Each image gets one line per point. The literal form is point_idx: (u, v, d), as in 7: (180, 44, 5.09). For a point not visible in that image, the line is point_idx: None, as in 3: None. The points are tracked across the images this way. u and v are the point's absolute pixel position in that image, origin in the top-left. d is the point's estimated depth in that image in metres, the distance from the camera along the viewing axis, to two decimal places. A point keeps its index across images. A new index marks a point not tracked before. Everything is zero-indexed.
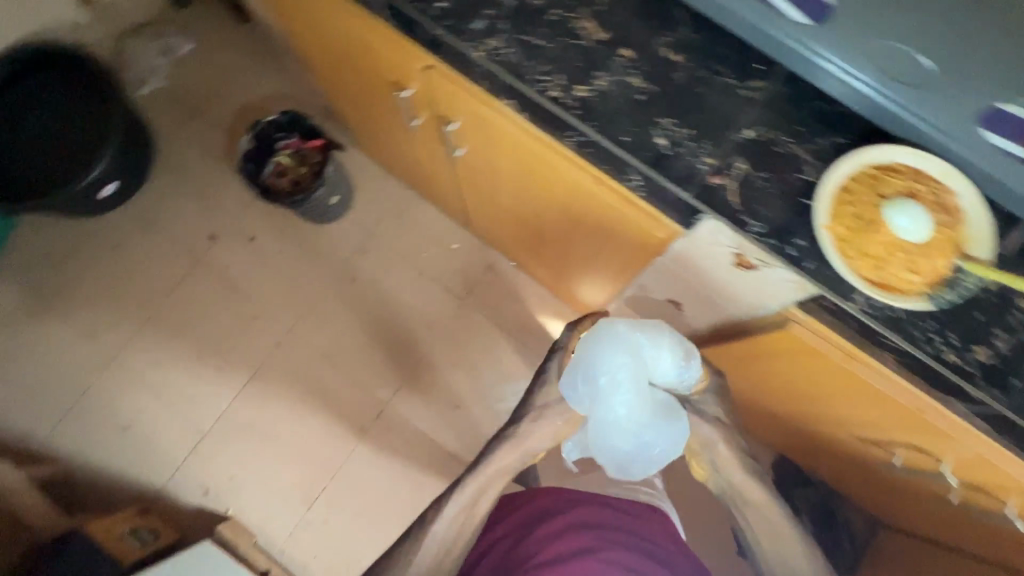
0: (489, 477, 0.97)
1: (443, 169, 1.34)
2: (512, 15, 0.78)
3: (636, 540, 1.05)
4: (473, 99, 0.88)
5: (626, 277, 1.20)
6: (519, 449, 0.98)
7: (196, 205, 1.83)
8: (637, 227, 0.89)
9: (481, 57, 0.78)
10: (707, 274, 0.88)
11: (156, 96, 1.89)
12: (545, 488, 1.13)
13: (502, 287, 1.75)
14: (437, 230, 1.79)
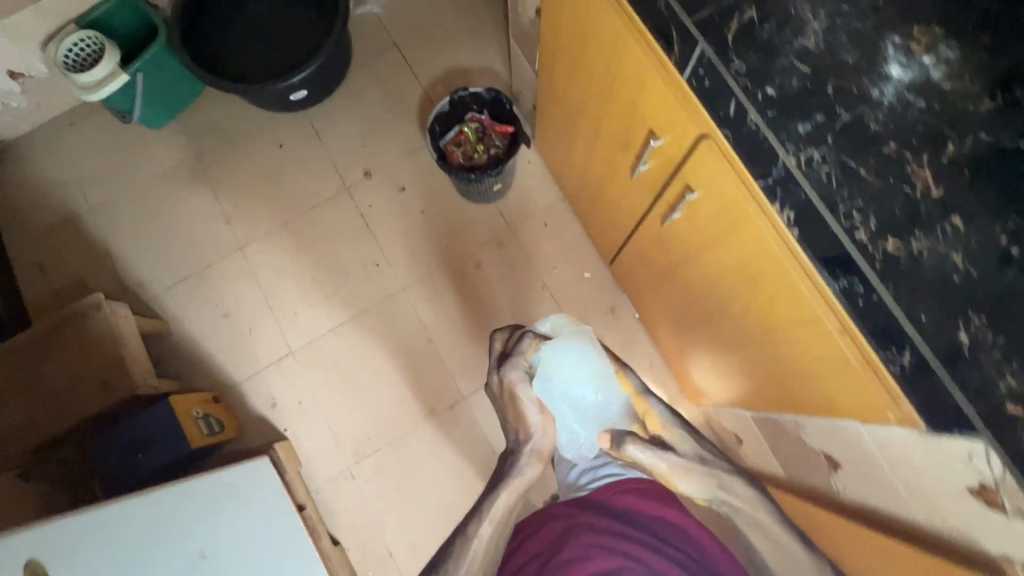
0: (509, 506, 1.00)
1: (630, 212, 1.28)
2: (843, 132, 0.69)
3: (668, 552, 0.94)
4: (742, 192, 0.81)
5: (778, 407, 1.10)
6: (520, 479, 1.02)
7: (362, 136, 1.85)
8: (863, 393, 0.78)
9: (791, 164, 0.70)
10: (915, 474, 0.78)
11: (366, 20, 1.92)
12: (552, 513, 1.05)
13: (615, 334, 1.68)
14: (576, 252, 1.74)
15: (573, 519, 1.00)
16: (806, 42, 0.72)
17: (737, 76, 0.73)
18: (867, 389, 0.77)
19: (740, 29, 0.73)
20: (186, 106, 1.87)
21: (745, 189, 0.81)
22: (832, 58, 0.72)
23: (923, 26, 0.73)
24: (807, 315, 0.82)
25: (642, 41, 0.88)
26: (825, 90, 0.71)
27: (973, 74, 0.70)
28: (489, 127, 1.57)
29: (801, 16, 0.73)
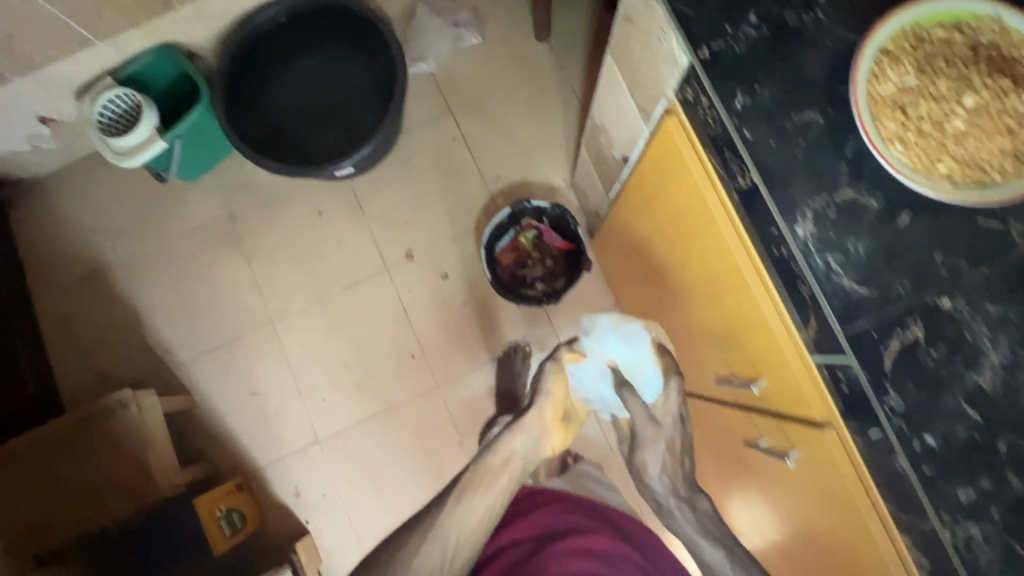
0: (501, 457, 1.13)
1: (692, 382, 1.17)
2: (1013, 507, 0.59)
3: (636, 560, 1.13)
4: (863, 501, 0.71)
5: None
6: (522, 441, 1.14)
7: (407, 211, 1.73)
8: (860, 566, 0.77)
9: (943, 536, 0.60)
10: None
11: (419, 80, 1.77)
12: (553, 500, 1.21)
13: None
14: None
15: (572, 514, 1.18)
16: (980, 381, 0.60)
17: (892, 414, 0.61)
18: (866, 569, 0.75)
19: (902, 353, 0.62)
20: (222, 160, 1.76)
21: (865, 498, 0.70)
22: (1011, 408, 0.60)
23: None
24: None
25: (765, 290, 0.75)
26: (998, 450, 0.59)
27: None
28: (548, 239, 1.45)
29: (977, 345, 0.61)
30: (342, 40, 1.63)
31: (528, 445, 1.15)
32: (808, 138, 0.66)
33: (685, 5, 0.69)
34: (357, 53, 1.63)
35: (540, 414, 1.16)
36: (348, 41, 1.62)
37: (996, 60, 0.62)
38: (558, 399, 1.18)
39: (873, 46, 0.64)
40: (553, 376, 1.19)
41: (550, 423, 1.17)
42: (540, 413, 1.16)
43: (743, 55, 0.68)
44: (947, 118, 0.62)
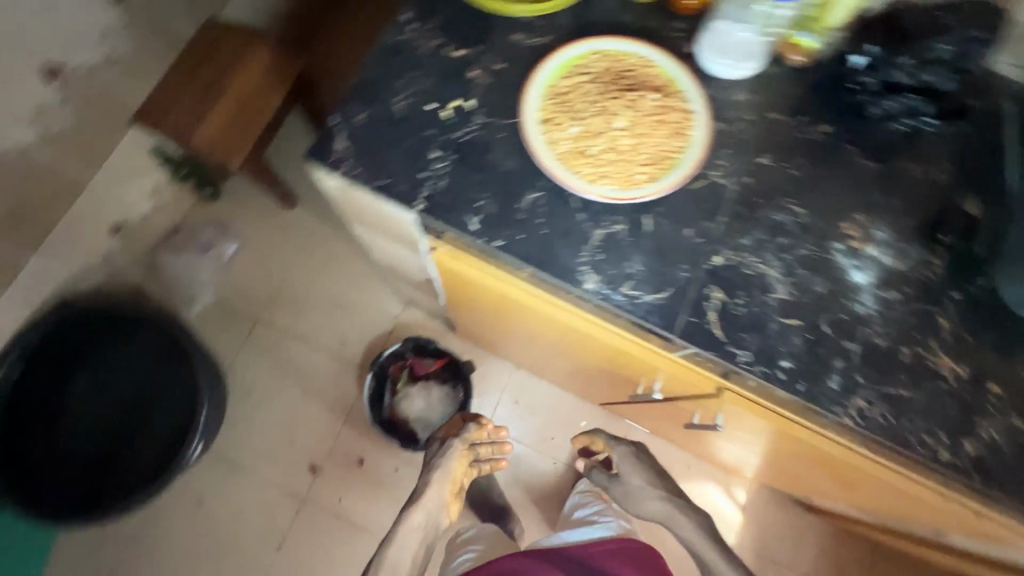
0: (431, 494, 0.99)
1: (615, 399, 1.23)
2: (865, 365, 0.70)
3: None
4: (786, 425, 0.75)
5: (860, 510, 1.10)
6: (445, 477, 1.02)
7: (284, 433, 1.60)
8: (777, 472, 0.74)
9: (848, 423, 0.69)
10: None
11: (209, 315, 1.65)
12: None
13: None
14: (565, 410, 1.61)
15: None
16: (780, 295, 0.72)
17: (752, 365, 0.70)
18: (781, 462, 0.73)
19: (721, 317, 0.71)
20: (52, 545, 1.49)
21: (801, 429, 0.74)
22: (809, 297, 0.72)
23: (848, 220, 0.76)
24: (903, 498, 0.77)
25: (598, 325, 0.77)
26: (824, 333, 0.71)
27: (910, 242, 0.75)
28: (423, 368, 1.41)
29: (758, 273, 0.73)
30: (109, 333, 1.43)
31: (430, 523, 0.98)
32: (542, 213, 0.73)
33: (378, 177, 0.74)
34: (131, 334, 1.43)
35: (441, 488, 1.00)
36: (114, 331, 1.43)
37: (614, 79, 0.76)
38: (457, 475, 1.03)
39: (532, 124, 0.74)
40: (457, 456, 1.05)
41: (449, 500, 1.01)
42: (441, 489, 1.00)
43: (451, 185, 0.74)
44: (615, 139, 0.73)
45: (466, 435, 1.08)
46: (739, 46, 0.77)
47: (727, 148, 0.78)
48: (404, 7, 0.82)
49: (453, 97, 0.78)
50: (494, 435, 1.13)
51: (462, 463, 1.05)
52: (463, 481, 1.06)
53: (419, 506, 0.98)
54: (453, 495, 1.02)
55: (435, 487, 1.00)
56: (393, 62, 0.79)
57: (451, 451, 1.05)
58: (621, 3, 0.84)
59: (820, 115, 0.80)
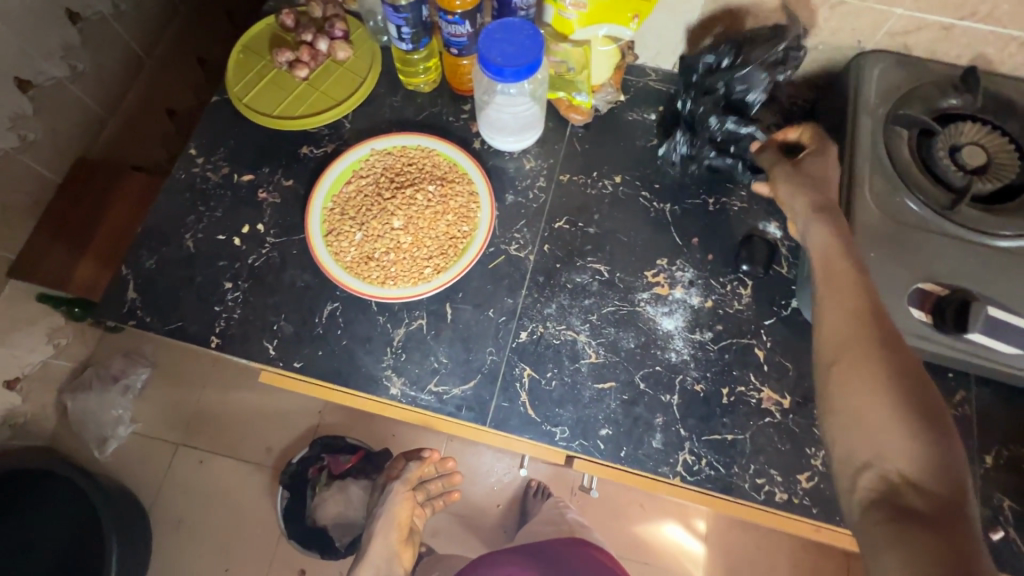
0: (380, 531, 0.95)
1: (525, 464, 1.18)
2: (686, 415, 0.68)
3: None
4: (632, 481, 0.73)
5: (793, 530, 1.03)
6: (392, 525, 0.96)
7: (219, 559, 1.51)
8: (845, 367, 0.52)
9: (677, 480, 0.66)
10: None
11: (131, 449, 1.59)
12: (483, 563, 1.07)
13: (597, 509, 1.44)
14: (507, 470, 1.48)
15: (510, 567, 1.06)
16: (591, 360, 0.71)
17: (570, 441, 0.67)
18: (859, 353, 0.52)
19: (532, 396, 0.69)
20: None
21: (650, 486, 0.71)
22: (620, 355, 0.71)
23: (652, 267, 0.76)
24: (780, 524, 0.74)
25: (427, 421, 0.73)
26: (641, 390, 0.69)
27: (717, 276, 0.75)
28: (339, 466, 1.36)
29: (566, 340, 0.72)
30: None
31: None
32: (341, 323, 0.72)
33: (170, 321, 0.74)
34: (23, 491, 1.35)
35: (388, 539, 0.95)
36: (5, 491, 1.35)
37: (392, 178, 0.77)
38: (404, 520, 0.96)
39: (316, 238, 0.74)
40: (400, 499, 0.97)
41: (399, 548, 0.96)
42: (388, 539, 0.95)
43: (246, 314, 0.74)
44: (398, 240, 0.74)
45: (408, 474, 0.99)
46: (513, 120, 0.78)
47: (522, 221, 0.78)
48: (191, 143, 0.84)
49: (244, 222, 0.78)
50: (441, 467, 1.05)
51: (410, 504, 0.97)
52: (416, 523, 1.01)
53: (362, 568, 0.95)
54: (402, 547, 0.97)
55: (383, 544, 0.95)
56: (185, 201, 0.80)
57: (398, 486, 0.98)
58: (406, 96, 0.86)
59: (609, 168, 0.81)
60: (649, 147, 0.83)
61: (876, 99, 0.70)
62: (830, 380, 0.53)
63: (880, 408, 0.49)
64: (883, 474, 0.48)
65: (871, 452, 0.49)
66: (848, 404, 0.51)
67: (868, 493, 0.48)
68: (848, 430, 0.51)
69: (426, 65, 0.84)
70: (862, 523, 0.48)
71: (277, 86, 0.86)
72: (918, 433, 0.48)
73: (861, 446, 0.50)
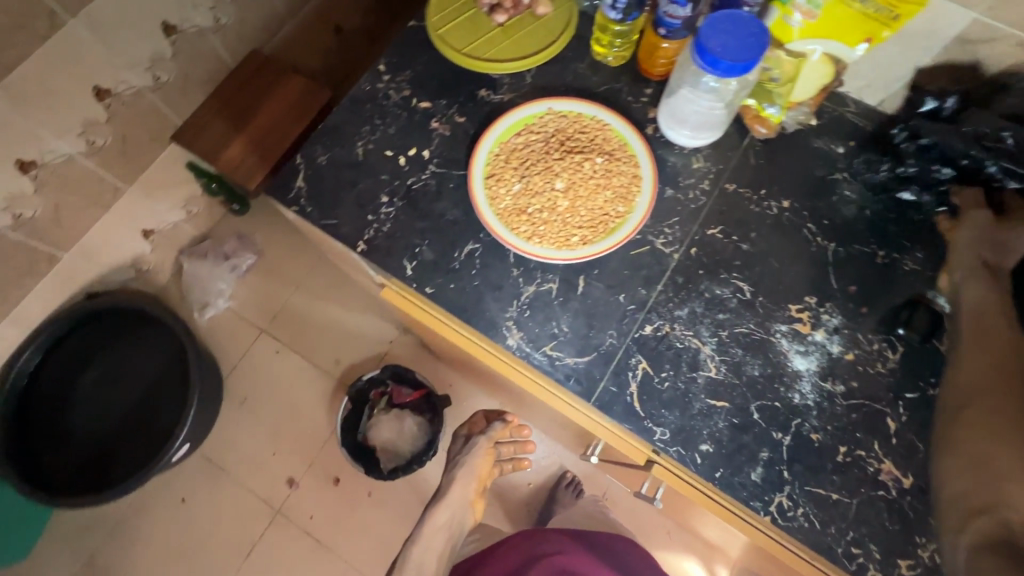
0: (462, 477, 1.01)
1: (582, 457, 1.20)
2: (794, 459, 0.65)
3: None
4: (712, 506, 0.71)
5: None
6: (472, 476, 1.01)
7: (271, 443, 1.63)
8: (975, 414, 0.54)
9: (766, 520, 0.64)
10: None
11: (224, 321, 1.73)
12: (535, 530, 1.03)
13: (625, 520, 1.43)
14: (547, 454, 1.49)
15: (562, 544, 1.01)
16: (710, 374, 0.69)
17: (667, 444, 0.67)
18: (993, 406, 0.53)
19: (642, 389, 0.68)
20: (41, 527, 1.54)
21: (731, 516, 0.69)
22: (741, 379, 0.68)
23: (798, 302, 0.72)
24: None
25: (529, 379, 0.74)
26: (753, 420, 0.67)
27: (865, 332, 0.70)
28: (400, 397, 1.43)
29: (690, 347, 0.70)
30: (117, 324, 1.52)
31: (453, 522, 1.00)
32: (477, 264, 0.75)
33: (327, 217, 0.79)
34: (139, 326, 1.53)
35: (466, 488, 1.00)
36: (124, 322, 1.52)
37: (562, 141, 0.78)
38: (482, 475, 1.03)
39: (477, 178, 0.76)
40: (482, 453, 1.04)
41: (473, 499, 1.02)
42: (466, 488, 1.00)
43: (393, 230, 0.77)
44: (554, 201, 0.75)
45: (492, 433, 1.07)
46: (698, 115, 0.76)
47: (675, 217, 0.76)
48: (381, 59, 0.88)
49: (412, 145, 0.82)
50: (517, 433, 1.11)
51: (487, 461, 1.05)
52: (488, 482, 1.06)
53: (441, 507, 0.99)
54: (477, 500, 1.02)
55: (463, 493, 1.00)
56: (363, 111, 0.84)
57: (483, 440, 1.05)
58: (592, 65, 0.85)
59: (779, 190, 0.78)
60: (827, 180, 0.78)
61: None
62: (957, 429, 0.55)
63: (1010, 456, 0.50)
64: (1001, 521, 0.48)
65: (991, 497, 0.49)
66: (971, 450, 0.52)
67: (981, 535, 0.48)
68: (966, 473, 0.52)
69: (623, 39, 0.83)
70: (970, 563, 0.48)
71: (472, 25, 0.88)
72: None
73: (978, 491, 0.51)
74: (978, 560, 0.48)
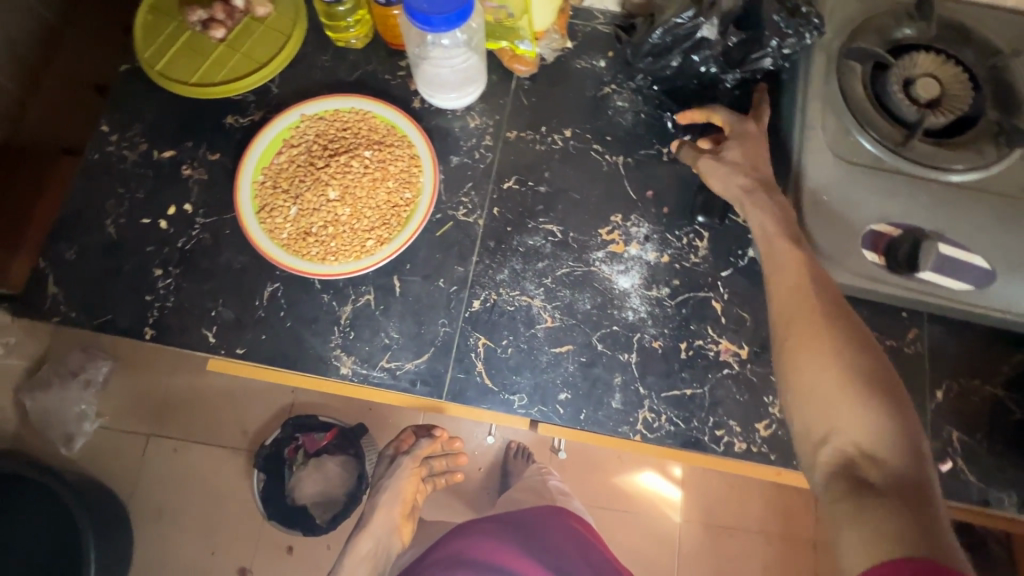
0: (385, 499, 1.01)
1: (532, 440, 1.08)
2: (644, 374, 0.67)
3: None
4: (597, 442, 0.72)
5: None
6: (394, 497, 1.01)
7: (205, 542, 1.51)
8: (797, 344, 0.54)
9: (638, 439, 0.66)
10: None
11: (99, 443, 1.54)
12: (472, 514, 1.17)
13: (578, 465, 1.42)
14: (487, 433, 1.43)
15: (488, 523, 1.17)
16: (546, 324, 0.69)
17: (528, 407, 0.66)
18: (810, 331, 0.54)
19: (488, 364, 0.67)
20: None
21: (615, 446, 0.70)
22: (576, 318, 0.69)
23: (606, 225, 0.73)
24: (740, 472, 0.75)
25: (380, 395, 0.70)
26: (598, 351, 0.68)
27: (673, 230, 0.73)
28: (315, 444, 1.35)
29: (521, 306, 0.69)
30: None
31: (378, 549, 1.04)
32: (283, 304, 0.69)
33: (100, 314, 0.69)
34: None
35: (390, 512, 1.02)
36: None
37: (326, 146, 0.72)
38: (408, 495, 1.01)
39: (248, 215, 0.69)
40: (407, 474, 1.00)
41: (399, 523, 1.03)
42: (388, 513, 1.02)
43: (181, 301, 0.69)
44: (337, 212, 0.70)
45: (416, 451, 1.01)
46: (452, 74, 0.73)
47: (469, 183, 0.74)
48: (103, 117, 0.76)
49: (170, 203, 0.73)
50: (449, 446, 1.05)
51: (414, 480, 1.01)
52: (420, 498, 1.04)
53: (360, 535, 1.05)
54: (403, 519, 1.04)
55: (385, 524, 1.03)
56: (102, 184, 0.74)
57: (416, 450, 1.01)
58: (337, 54, 0.79)
59: (559, 122, 0.77)
60: (598, 97, 0.78)
61: (832, 32, 0.66)
62: (786, 359, 0.55)
63: (831, 377, 0.51)
64: (840, 446, 0.49)
65: (826, 425, 0.50)
66: (802, 381, 0.53)
67: (829, 465, 0.49)
68: (804, 404, 0.52)
69: (354, 17, 0.76)
70: (825, 495, 0.49)
71: (192, 49, 0.78)
72: (872, 405, 0.49)
73: (815, 421, 0.51)
74: (832, 488, 0.48)
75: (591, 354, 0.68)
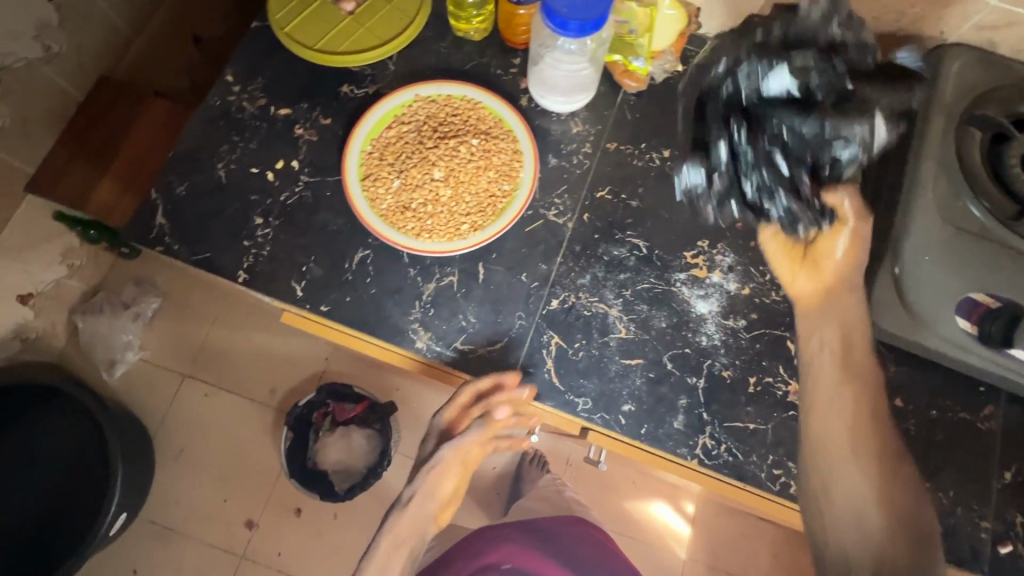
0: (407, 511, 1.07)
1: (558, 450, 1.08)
2: (710, 400, 0.68)
3: None
4: (645, 459, 0.72)
5: None
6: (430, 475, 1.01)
7: (219, 489, 1.54)
8: (834, 438, 0.60)
9: (695, 463, 0.66)
10: None
11: (138, 375, 1.58)
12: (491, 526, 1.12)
13: (590, 482, 1.43)
14: None
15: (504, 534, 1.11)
16: (620, 335, 0.70)
17: (590, 413, 0.67)
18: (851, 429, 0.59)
19: (558, 363, 0.68)
20: None
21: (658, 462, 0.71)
22: (651, 334, 0.70)
23: (692, 248, 0.74)
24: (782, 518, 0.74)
25: (446, 374, 0.72)
26: (668, 370, 0.68)
27: (758, 264, 0.73)
28: (343, 413, 1.37)
29: (597, 312, 0.70)
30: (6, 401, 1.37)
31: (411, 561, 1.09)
32: (370, 271, 0.71)
33: (199, 251, 0.72)
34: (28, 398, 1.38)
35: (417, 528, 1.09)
36: (12, 397, 1.37)
37: (435, 128, 0.74)
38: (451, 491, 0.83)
39: (353, 181, 0.72)
40: None
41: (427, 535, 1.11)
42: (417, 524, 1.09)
43: (275, 251, 0.72)
44: (437, 192, 0.72)
45: None
46: (566, 79, 0.75)
47: (563, 185, 0.76)
48: (228, 67, 0.80)
49: (278, 157, 0.76)
50: None
51: None
52: None
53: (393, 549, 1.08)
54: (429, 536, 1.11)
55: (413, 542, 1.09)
56: (218, 129, 0.77)
57: None
58: (455, 43, 0.82)
59: (659, 142, 0.78)
60: None
61: (953, 97, 0.67)
62: (819, 451, 0.60)
63: (863, 478, 0.58)
64: (865, 540, 0.57)
65: (858, 518, 0.58)
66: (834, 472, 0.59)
67: (857, 555, 0.57)
68: (836, 495, 0.59)
69: (480, 12, 0.80)
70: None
71: (320, 17, 0.81)
72: (891, 504, 0.57)
73: (846, 513, 0.58)
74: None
75: (659, 372, 0.68)
